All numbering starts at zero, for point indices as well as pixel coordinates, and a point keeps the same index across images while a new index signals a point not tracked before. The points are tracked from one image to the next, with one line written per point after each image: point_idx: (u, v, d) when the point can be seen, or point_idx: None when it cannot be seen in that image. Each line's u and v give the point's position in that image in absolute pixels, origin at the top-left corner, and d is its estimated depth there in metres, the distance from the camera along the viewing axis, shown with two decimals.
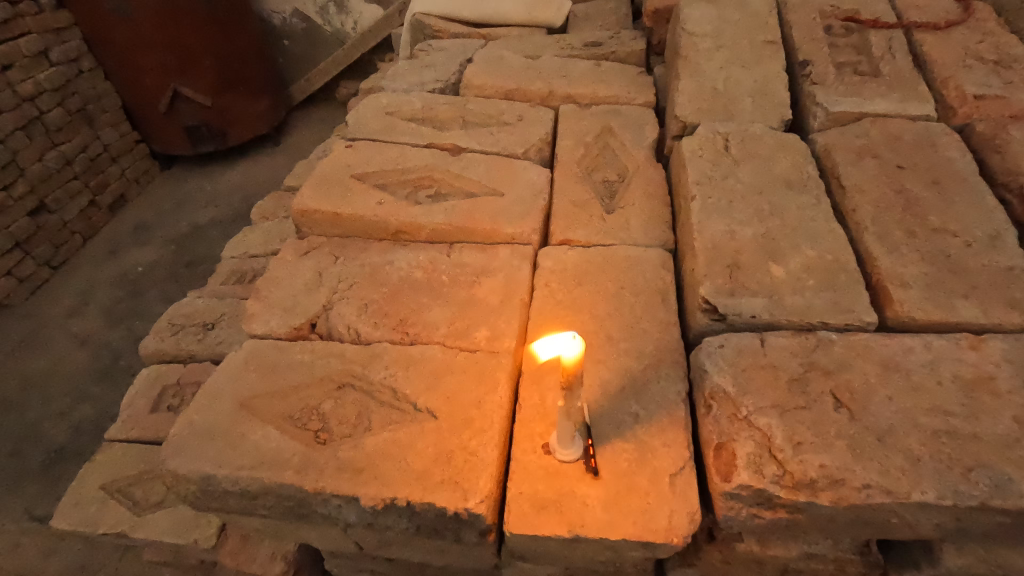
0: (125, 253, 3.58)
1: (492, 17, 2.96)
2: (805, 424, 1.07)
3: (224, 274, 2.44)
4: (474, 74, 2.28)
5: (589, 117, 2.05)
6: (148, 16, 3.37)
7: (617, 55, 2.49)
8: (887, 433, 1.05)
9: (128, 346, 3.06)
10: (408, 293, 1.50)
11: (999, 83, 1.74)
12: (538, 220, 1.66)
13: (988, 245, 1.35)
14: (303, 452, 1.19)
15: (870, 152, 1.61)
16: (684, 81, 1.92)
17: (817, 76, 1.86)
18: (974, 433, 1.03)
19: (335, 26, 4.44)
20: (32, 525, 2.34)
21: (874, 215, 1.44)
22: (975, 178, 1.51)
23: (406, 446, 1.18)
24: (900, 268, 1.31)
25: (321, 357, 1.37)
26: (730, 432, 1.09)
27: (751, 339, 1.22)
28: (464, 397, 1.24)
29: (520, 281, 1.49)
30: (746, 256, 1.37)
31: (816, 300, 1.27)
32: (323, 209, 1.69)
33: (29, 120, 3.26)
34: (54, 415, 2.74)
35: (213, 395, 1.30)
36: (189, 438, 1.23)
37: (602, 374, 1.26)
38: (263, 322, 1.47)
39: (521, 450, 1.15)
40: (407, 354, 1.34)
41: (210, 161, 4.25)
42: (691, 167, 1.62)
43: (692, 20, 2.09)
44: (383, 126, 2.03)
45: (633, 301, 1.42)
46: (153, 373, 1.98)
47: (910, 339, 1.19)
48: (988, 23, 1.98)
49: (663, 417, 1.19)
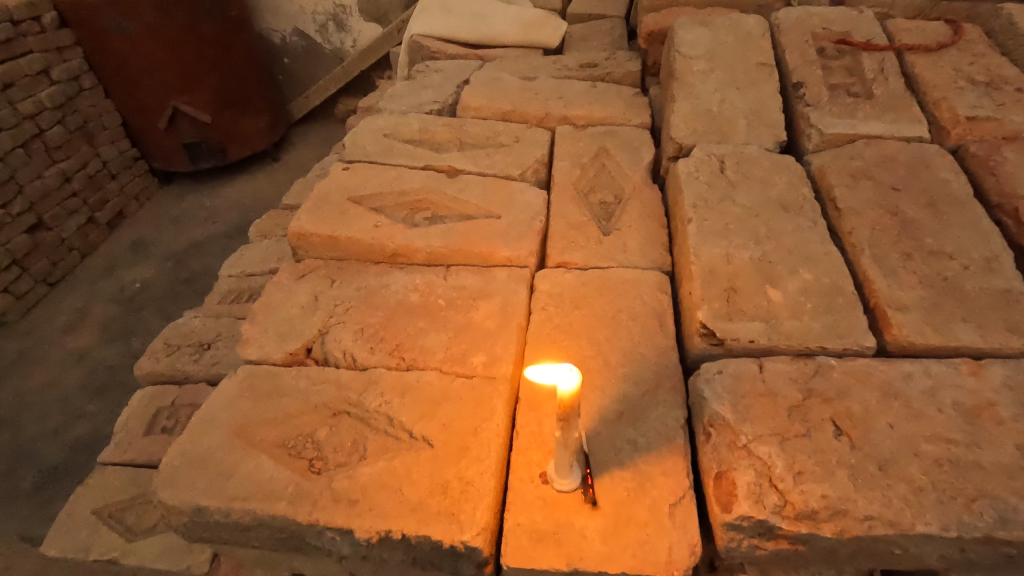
0: (123, 269, 3.57)
1: (489, 38, 3.00)
2: (806, 452, 1.06)
3: (222, 293, 2.42)
4: (471, 95, 2.29)
5: (586, 138, 2.06)
6: (149, 36, 3.40)
7: (613, 76, 2.51)
8: (889, 462, 1.03)
9: (124, 364, 3.03)
10: (404, 317, 1.49)
11: (992, 104, 1.76)
12: (535, 242, 1.66)
13: (985, 268, 1.35)
14: (297, 482, 1.17)
15: (865, 175, 1.61)
16: (679, 103, 1.93)
17: (811, 97, 1.88)
18: (976, 461, 1.02)
19: (334, 44, 4.49)
20: (23, 547, 2.30)
21: (870, 237, 1.45)
22: (969, 200, 1.52)
23: (402, 476, 1.16)
24: (897, 291, 1.31)
25: (317, 383, 1.35)
26: (730, 460, 1.08)
27: (750, 365, 1.21)
28: (460, 425, 1.23)
29: (517, 304, 1.49)
30: (743, 279, 1.37)
31: (814, 325, 1.26)
32: (320, 232, 1.69)
33: (29, 137, 3.27)
34: (48, 434, 2.71)
35: (207, 422, 1.29)
36: (181, 467, 1.21)
37: (600, 400, 1.25)
38: (259, 347, 1.46)
39: (518, 480, 1.14)
40: (403, 380, 1.33)
41: (209, 178, 4.26)
42: (686, 190, 1.62)
43: (686, 43, 2.11)
44: (380, 148, 2.04)
45: (630, 324, 1.41)
46: (147, 395, 1.94)
47: (910, 364, 1.18)
48: (978, 45, 2.01)
49: (661, 444, 1.17)
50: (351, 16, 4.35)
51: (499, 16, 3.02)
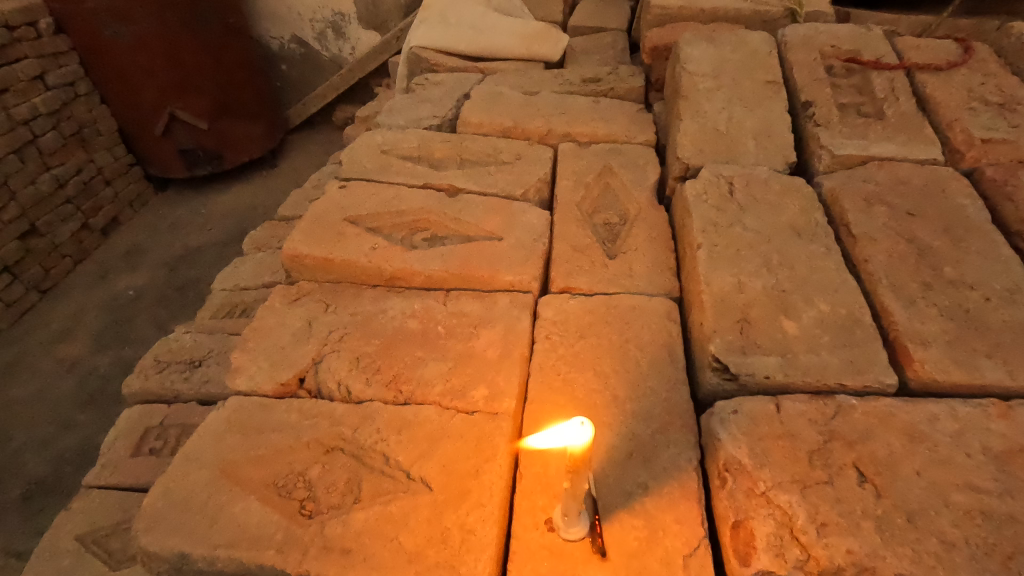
0: (117, 277, 3.49)
1: (490, 51, 2.96)
2: (829, 501, 1.00)
3: (214, 307, 2.32)
4: (472, 110, 2.24)
5: (589, 156, 2.00)
6: (146, 41, 3.34)
7: (616, 92, 2.47)
8: (917, 512, 0.97)
9: (115, 374, 2.94)
10: (402, 346, 1.43)
11: (1007, 126, 1.71)
12: (538, 266, 1.60)
13: (1007, 300, 1.30)
14: (286, 528, 1.10)
15: (878, 199, 1.56)
16: (686, 121, 1.88)
17: (821, 117, 1.83)
18: (1010, 513, 0.97)
19: (332, 52, 4.43)
20: (9, 562, 2.22)
21: (887, 265, 1.39)
22: (988, 226, 1.47)
23: (398, 522, 1.09)
24: (918, 324, 1.26)
25: (309, 418, 1.28)
26: (748, 508, 1.02)
27: (766, 405, 1.14)
28: (461, 466, 1.17)
29: (520, 333, 1.42)
30: (757, 309, 1.31)
31: (832, 359, 1.21)
32: (315, 254, 1.62)
33: (22, 143, 3.20)
34: (35, 445, 2.62)
35: (193, 459, 1.21)
36: (165, 509, 1.14)
37: (608, 439, 1.19)
38: (249, 376, 1.39)
39: (522, 527, 1.07)
40: (400, 416, 1.26)
41: (204, 185, 4.18)
42: (695, 213, 1.57)
43: (692, 59, 2.06)
44: (378, 165, 1.98)
45: (639, 356, 1.35)
46: (135, 414, 1.80)
47: (934, 405, 1.13)
48: (989, 64, 1.97)
49: (673, 488, 1.11)
50: (350, 24, 4.28)
51: (500, 28, 2.98)
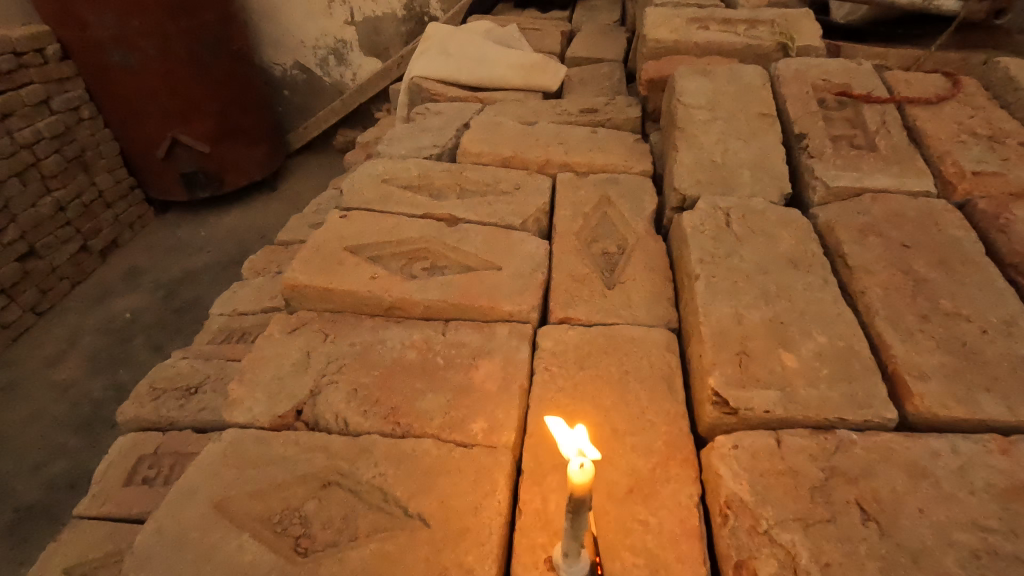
0: (114, 300, 3.48)
1: (489, 80, 3.01)
2: (832, 540, 0.98)
3: (212, 332, 2.31)
4: (472, 139, 2.27)
5: (588, 186, 2.03)
6: (151, 68, 3.40)
7: (613, 122, 2.52)
8: (922, 553, 0.96)
9: (109, 398, 2.91)
10: (401, 377, 1.42)
11: (996, 159, 1.75)
12: (537, 296, 1.61)
13: (1004, 332, 1.30)
14: (280, 567, 1.08)
15: (873, 231, 1.58)
16: (682, 153, 1.92)
17: (815, 149, 1.86)
18: (1016, 553, 0.96)
19: (334, 77, 4.51)
20: None
21: (884, 298, 1.40)
22: (983, 259, 1.48)
23: (395, 561, 1.07)
24: (917, 356, 1.26)
25: (306, 451, 1.26)
26: (750, 547, 1.01)
27: (767, 440, 1.14)
28: (459, 501, 1.15)
29: (519, 365, 1.42)
30: (756, 341, 1.31)
31: (831, 393, 1.21)
32: (314, 283, 1.62)
33: (25, 166, 3.24)
34: (26, 471, 2.58)
35: (187, 492, 1.19)
36: (157, 546, 1.11)
37: (608, 474, 1.18)
38: (246, 409, 1.38)
39: (522, 565, 1.05)
40: (398, 449, 1.25)
41: (204, 208, 4.20)
42: (692, 244, 1.58)
43: (687, 92, 2.11)
44: (378, 194, 2.00)
45: (638, 388, 1.35)
46: (129, 442, 1.76)
47: (935, 441, 1.12)
48: (978, 98, 2.02)
49: (674, 525, 1.10)
50: (352, 51, 4.38)
51: (499, 60, 3.04)
